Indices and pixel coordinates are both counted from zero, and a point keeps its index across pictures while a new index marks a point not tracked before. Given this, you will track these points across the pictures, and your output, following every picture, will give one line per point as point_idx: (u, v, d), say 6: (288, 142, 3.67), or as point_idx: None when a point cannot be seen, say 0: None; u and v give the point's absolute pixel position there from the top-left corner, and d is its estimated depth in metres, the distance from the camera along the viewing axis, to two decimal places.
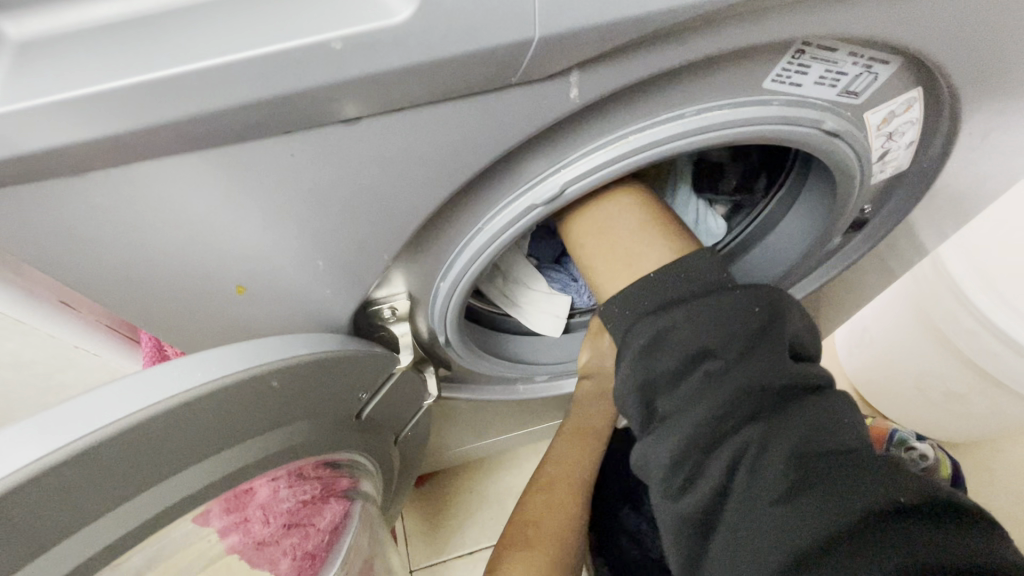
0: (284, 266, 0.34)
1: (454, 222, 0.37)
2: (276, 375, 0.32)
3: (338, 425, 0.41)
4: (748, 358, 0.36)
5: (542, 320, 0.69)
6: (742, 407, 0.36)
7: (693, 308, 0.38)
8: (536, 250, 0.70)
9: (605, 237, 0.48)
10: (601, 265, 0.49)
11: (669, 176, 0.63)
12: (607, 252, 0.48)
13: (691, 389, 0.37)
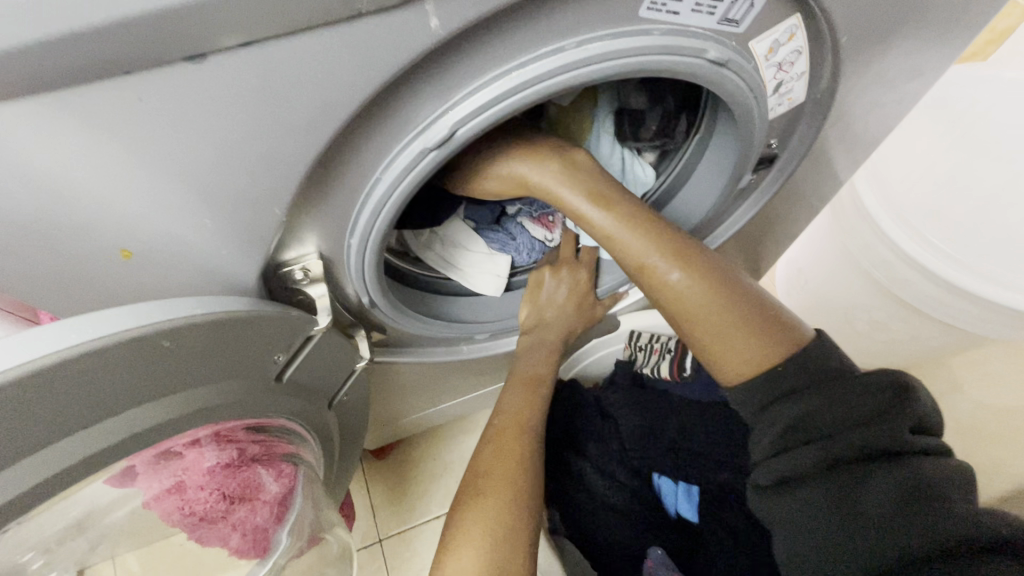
0: (166, 226, 0.33)
1: (348, 172, 0.36)
2: (170, 336, 0.31)
3: (254, 389, 0.40)
4: (867, 427, 0.41)
5: (482, 280, 0.69)
6: (850, 457, 0.41)
7: (824, 389, 0.43)
8: (471, 211, 0.70)
9: (705, 322, 0.49)
10: (712, 349, 0.49)
11: (591, 125, 0.63)
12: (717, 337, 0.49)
13: (811, 451, 0.42)
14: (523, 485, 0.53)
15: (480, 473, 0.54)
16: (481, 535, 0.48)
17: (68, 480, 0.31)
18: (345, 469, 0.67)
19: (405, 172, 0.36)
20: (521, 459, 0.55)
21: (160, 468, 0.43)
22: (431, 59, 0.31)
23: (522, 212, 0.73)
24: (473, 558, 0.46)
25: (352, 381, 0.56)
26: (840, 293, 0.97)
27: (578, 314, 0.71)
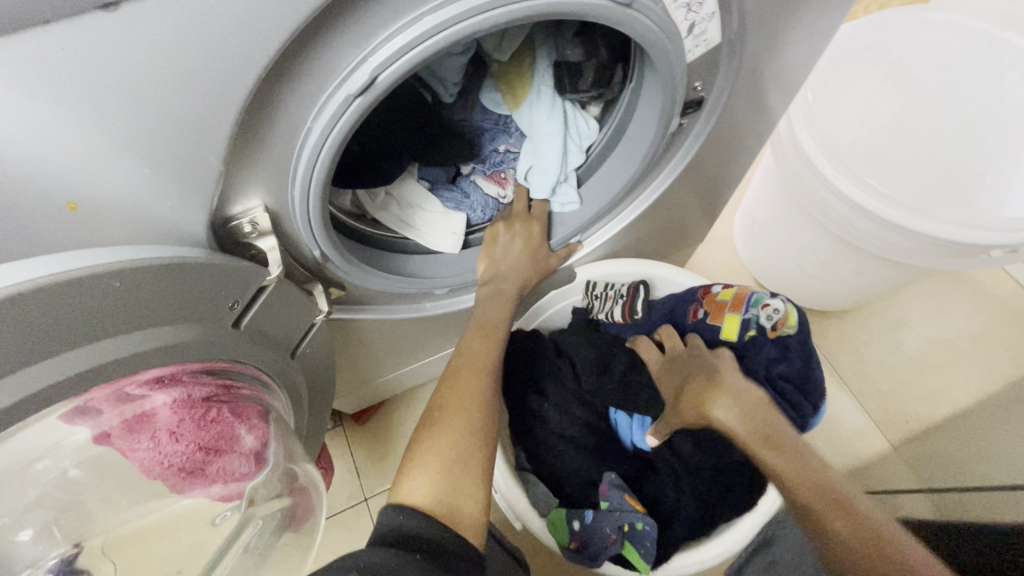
0: (109, 175, 0.36)
1: (281, 121, 0.39)
2: (121, 276, 0.34)
3: (212, 335, 0.43)
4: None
5: (438, 238, 0.72)
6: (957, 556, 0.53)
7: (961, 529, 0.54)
8: (425, 171, 0.72)
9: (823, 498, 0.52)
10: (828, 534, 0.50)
11: (532, 80, 0.66)
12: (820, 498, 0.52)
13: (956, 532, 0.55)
14: (473, 422, 0.57)
15: (435, 413, 0.58)
16: (431, 466, 0.52)
17: (40, 406, 0.34)
18: (318, 424, 0.71)
19: (335, 119, 0.40)
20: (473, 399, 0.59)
21: (126, 401, 0.44)
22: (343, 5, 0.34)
23: (476, 171, 0.76)
24: (424, 482, 0.50)
25: (315, 334, 0.59)
26: (790, 238, 1.02)
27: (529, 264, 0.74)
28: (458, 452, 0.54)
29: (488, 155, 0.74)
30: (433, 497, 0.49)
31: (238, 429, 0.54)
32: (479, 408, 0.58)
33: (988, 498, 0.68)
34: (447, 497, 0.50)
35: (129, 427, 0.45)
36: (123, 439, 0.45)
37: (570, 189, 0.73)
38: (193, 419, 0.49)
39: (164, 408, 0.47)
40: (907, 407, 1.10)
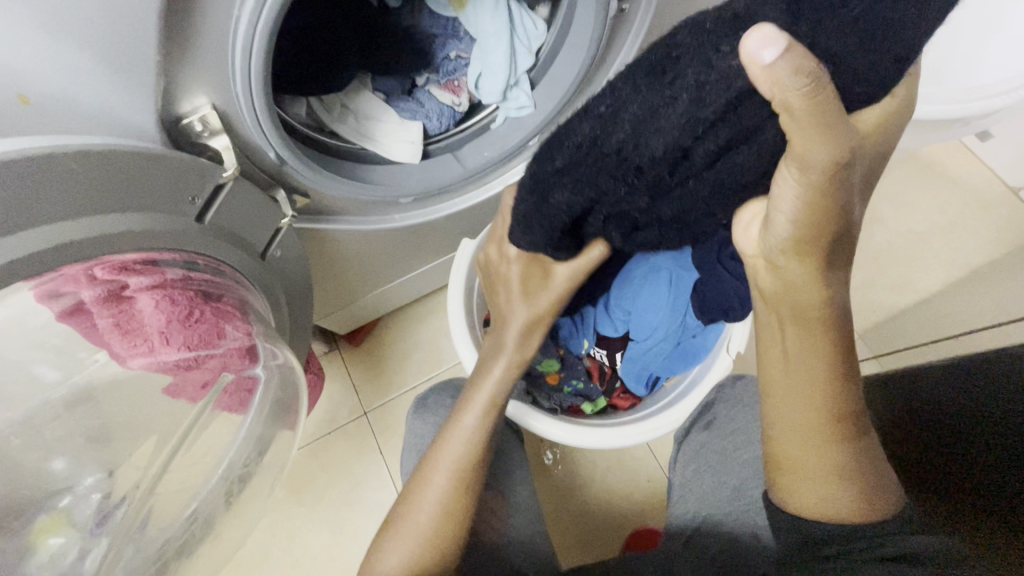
0: (51, 66, 0.38)
1: (210, 9, 0.42)
2: (77, 159, 0.38)
3: (175, 225, 0.48)
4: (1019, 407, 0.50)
5: (397, 148, 0.74)
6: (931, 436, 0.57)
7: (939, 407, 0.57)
8: (384, 82, 0.74)
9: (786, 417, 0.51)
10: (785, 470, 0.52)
11: None
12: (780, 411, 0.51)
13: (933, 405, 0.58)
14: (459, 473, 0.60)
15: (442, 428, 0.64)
16: (422, 532, 0.58)
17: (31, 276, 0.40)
18: (301, 332, 0.76)
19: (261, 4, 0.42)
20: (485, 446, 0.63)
21: (105, 282, 0.47)
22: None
23: (430, 81, 0.76)
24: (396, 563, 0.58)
25: (284, 239, 0.62)
26: None
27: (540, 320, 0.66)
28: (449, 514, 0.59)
29: (441, 63, 0.74)
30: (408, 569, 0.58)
31: (220, 328, 0.59)
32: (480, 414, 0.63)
33: (926, 357, 0.73)
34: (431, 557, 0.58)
35: (109, 311, 0.49)
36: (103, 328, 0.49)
37: (524, 91, 0.74)
38: (171, 312, 0.53)
39: (139, 297, 0.50)
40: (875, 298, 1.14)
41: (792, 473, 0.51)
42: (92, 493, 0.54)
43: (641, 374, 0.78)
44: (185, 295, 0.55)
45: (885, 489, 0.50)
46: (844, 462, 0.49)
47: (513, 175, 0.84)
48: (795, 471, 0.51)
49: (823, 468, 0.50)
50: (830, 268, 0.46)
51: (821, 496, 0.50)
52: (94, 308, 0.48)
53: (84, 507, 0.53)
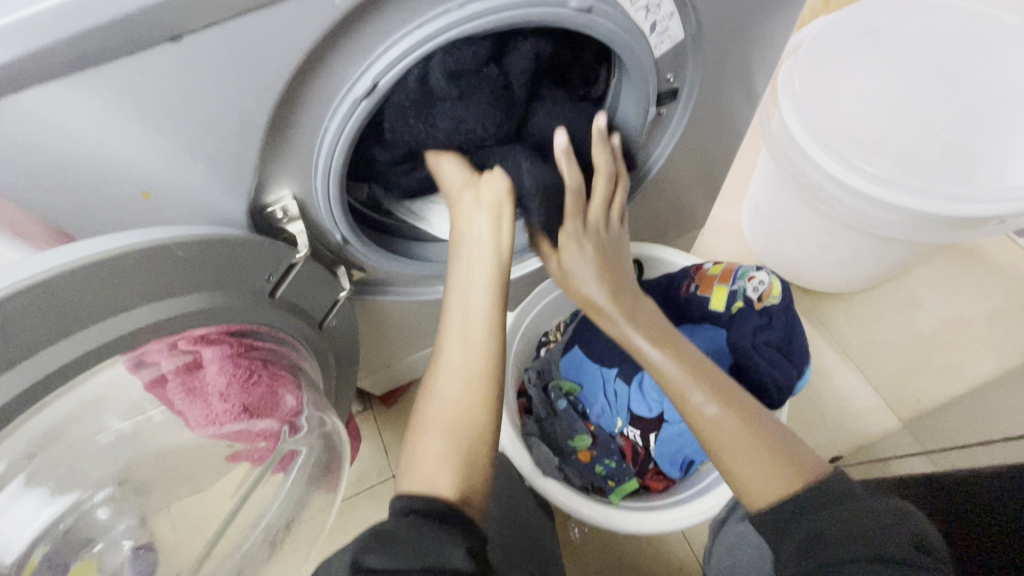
0: (170, 168, 0.45)
1: (302, 120, 0.48)
2: (180, 247, 0.44)
3: (250, 301, 0.53)
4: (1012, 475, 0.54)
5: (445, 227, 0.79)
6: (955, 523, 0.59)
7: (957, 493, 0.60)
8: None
9: (727, 440, 0.56)
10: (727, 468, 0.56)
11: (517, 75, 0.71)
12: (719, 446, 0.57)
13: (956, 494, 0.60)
14: (453, 431, 0.55)
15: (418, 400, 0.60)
16: (431, 459, 0.53)
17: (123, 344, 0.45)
18: (343, 396, 0.80)
19: (347, 119, 0.48)
20: (466, 411, 0.57)
21: (181, 353, 0.52)
22: (351, 18, 0.41)
23: None
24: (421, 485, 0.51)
25: (339, 310, 0.67)
26: (791, 221, 1.05)
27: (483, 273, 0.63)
28: (451, 462, 0.53)
29: None
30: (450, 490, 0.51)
31: (277, 394, 0.63)
32: (475, 357, 0.60)
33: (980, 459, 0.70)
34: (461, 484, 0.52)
35: (182, 378, 0.53)
36: (176, 393, 0.54)
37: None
38: (233, 375, 0.56)
39: (208, 365, 0.55)
40: (917, 385, 1.10)
41: (736, 474, 0.55)
42: (124, 541, 0.57)
43: (675, 457, 0.77)
44: (248, 360, 0.58)
45: (811, 466, 0.53)
46: (764, 445, 0.55)
47: None
48: (743, 487, 0.54)
49: (763, 479, 0.53)
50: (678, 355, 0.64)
51: (775, 493, 0.51)
52: (171, 378, 0.53)
53: (117, 553, 0.56)
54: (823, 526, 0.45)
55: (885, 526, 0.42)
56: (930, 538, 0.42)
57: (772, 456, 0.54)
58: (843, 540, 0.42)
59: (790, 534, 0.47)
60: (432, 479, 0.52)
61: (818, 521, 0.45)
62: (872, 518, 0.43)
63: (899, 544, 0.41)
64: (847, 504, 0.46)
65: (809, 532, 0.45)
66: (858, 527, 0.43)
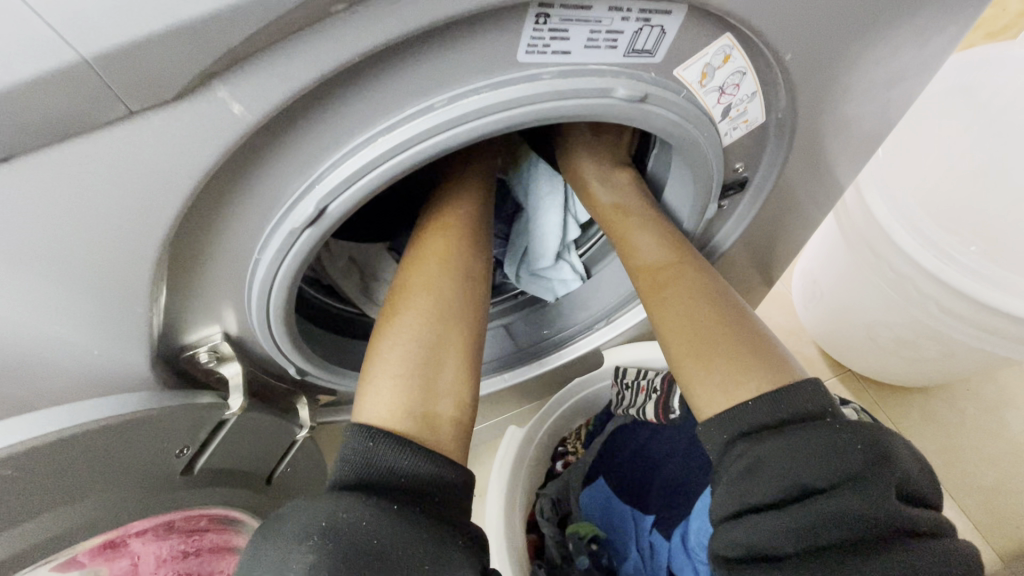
0: (9, 334, 0.30)
1: (222, 252, 0.33)
2: (13, 463, 0.29)
3: (156, 485, 0.38)
4: None
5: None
6: None
7: None
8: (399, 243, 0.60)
9: (699, 338, 0.46)
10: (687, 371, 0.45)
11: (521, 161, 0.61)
12: (692, 351, 0.45)
13: None
14: (416, 352, 0.44)
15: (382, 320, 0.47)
16: (380, 414, 0.41)
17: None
18: None
19: (284, 251, 0.33)
20: (436, 302, 0.46)
21: (112, 554, 0.42)
22: (274, 124, 0.26)
23: None
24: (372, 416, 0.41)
25: (296, 455, 0.52)
26: (864, 309, 0.87)
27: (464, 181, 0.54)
28: (411, 386, 0.42)
29: None
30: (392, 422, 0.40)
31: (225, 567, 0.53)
32: (449, 285, 0.47)
33: None
34: (406, 417, 0.41)
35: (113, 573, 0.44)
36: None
37: (571, 264, 0.64)
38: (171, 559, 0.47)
39: (144, 556, 0.45)
40: (1012, 508, 0.90)
41: (687, 376, 0.45)
42: None
43: None
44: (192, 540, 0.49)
45: (775, 378, 0.42)
46: (726, 352, 0.44)
47: (572, 352, 0.71)
48: (693, 381, 0.45)
49: (715, 378, 0.43)
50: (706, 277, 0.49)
51: (734, 402, 0.42)
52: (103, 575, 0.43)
53: None
54: (773, 486, 0.36)
55: (847, 474, 0.35)
56: (889, 471, 0.36)
57: (746, 357, 0.44)
58: (807, 510, 0.34)
59: (724, 458, 0.39)
60: (388, 411, 0.41)
61: (762, 458, 0.37)
62: (831, 458, 0.35)
63: (867, 509, 0.34)
64: (825, 427, 0.37)
65: (755, 482, 0.36)
66: (818, 485, 0.35)
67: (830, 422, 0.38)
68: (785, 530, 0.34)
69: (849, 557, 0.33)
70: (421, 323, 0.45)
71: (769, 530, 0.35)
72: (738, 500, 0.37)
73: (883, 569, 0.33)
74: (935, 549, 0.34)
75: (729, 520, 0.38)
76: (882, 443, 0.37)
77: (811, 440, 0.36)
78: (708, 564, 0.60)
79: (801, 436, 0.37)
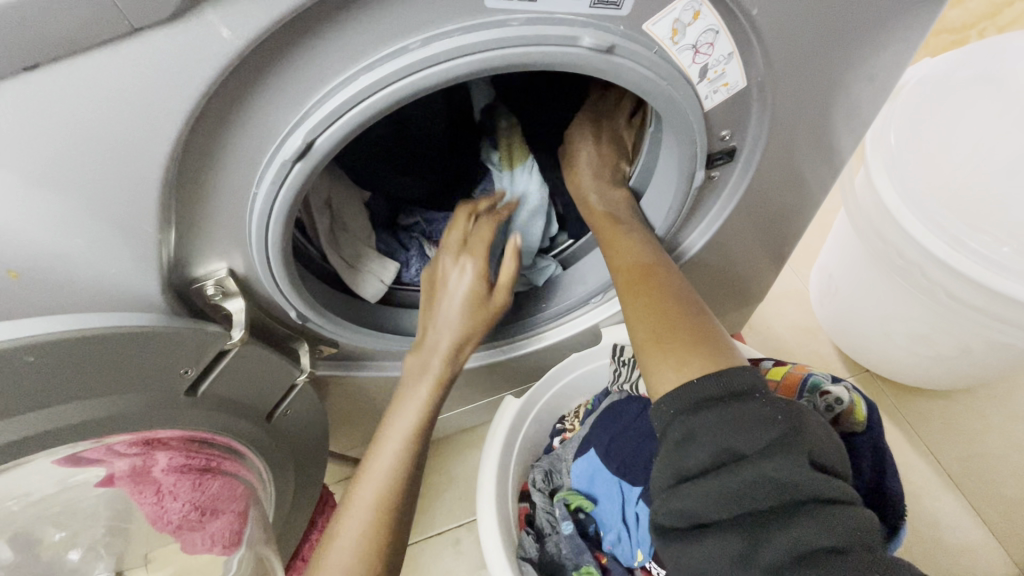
0: (40, 243, 0.35)
1: (225, 184, 0.37)
2: (33, 351, 0.34)
3: (163, 399, 0.43)
4: None
5: (365, 277, 0.59)
6: None
7: None
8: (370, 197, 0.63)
9: (662, 326, 0.47)
10: (649, 357, 0.46)
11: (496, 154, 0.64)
12: (655, 338, 0.46)
13: None
14: (372, 517, 0.49)
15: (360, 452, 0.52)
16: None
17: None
18: (311, 487, 0.68)
19: (278, 185, 0.37)
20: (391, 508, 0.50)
21: (132, 454, 0.49)
22: (265, 54, 0.30)
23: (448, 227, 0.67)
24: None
25: (296, 398, 0.55)
26: (877, 303, 0.85)
27: (457, 313, 0.54)
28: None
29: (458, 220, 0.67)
30: None
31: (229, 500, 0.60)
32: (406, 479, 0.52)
33: None
34: None
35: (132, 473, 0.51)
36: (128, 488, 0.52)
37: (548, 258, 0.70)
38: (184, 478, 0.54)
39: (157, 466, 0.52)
40: None
41: (645, 355, 0.46)
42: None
43: None
44: (201, 461, 0.54)
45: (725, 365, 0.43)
46: (682, 341, 0.45)
47: (569, 327, 0.72)
48: (651, 364, 0.45)
49: (669, 359, 0.44)
50: (662, 285, 0.50)
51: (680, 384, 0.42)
52: (121, 474, 0.51)
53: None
54: (700, 456, 0.37)
55: (765, 443, 0.36)
56: (803, 436, 0.37)
57: (704, 346, 0.44)
58: (729, 476, 0.36)
59: (666, 431, 0.40)
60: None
61: (694, 431, 0.38)
62: (753, 430, 0.36)
63: (790, 476, 0.35)
64: (755, 412, 0.37)
65: (684, 454, 0.38)
66: (741, 452, 0.36)
67: (756, 398, 0.39)
68: (710, 496, 0.36)
69: (765, 519, 0.35)
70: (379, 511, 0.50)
71: (696, 497, 0.36)
72: (675, 470, 0.38)
73: (795, 533, 0.34)
74: (853, 514, 0.35)
75: (665, 491, 0.38)
76: (795, 414, 0.38)
77: (739, 414, 0.37)
78: None
79: (731, 410, 0.38)
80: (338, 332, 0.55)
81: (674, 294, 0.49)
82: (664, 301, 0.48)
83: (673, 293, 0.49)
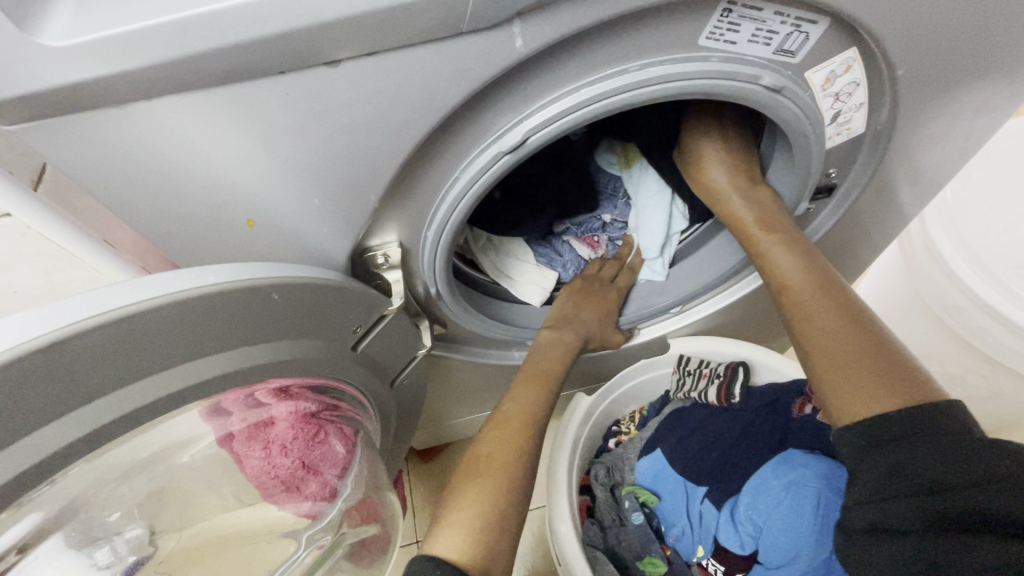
0: (280, 199, 0.39)
1: (433, 168, 0.42)
2: (277, 290, 0.38)
3: (335, 353, 0.47)
4: None
5: (528, 290, 0.70)
6: None
7: None
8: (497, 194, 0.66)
9: (840, 351, 0.50)
10: (834, 387, 0.49)
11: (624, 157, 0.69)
12: (833, 366, 0.50)
13: None
14: (496, 482, 0.55)
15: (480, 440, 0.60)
16: (457, 535, 0.51)
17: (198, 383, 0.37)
18: (392, 459, 0.72)
19: (480, 172, 0.42)
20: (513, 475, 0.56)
21: (256, 405, 0.48)
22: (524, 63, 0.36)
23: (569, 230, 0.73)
24: (452, 537, 0.51)
25: (413, 368, 0.60)
26: (914, 342, 0.91)
27: (575, 330, 0.69)
28: (483, 537, 0.51)
29: (588, 220, 0.72)
30: (464, 556, 0.50)
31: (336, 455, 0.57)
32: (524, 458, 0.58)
33: None
34: (475, 546, 0.50)
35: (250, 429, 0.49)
36: (243, 448, 0.50)
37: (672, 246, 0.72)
38: (298, 433, 0.53)
39: (279, 419, 0.51)
40: None
41: (826, 385, 0.50)
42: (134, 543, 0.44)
43: None
44: (315, 416, 0.54)
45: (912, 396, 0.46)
46: (865, 369, 0.48)
47: (647, 332, 0.77)
48: (834, 396, 0.49)
49: (852, 387, 0.48)
50: (830, 309, 0.53)
51: (875, 408, 0.46)
52: (239, 433, 0.49)
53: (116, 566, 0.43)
54: (907, 484, 0.40)
55: (983, 482, 0.38)
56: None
57: (886, 364, 0.48)
58: (935, 500, 0.39)
59: (863, 458, 0.44)
60: (461, 539, 0.51)
61: (901, 463, 0.41)
62: (966, 465, 0.39)
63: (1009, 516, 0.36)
64: (973, 452, 0.39)
65: (892, 481, 0.41)
66: (944, 480, 0.39)
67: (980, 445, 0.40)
68: (913, 515, 0.39)
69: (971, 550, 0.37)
70: (501, 478, 0.56)
71: (894, 509, 0.40)
72: (876, 493, 0.42)
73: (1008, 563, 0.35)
74: None
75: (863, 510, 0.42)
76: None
77: (952, 453, 0.40)
78: (753, 536, 0.67)
79: (940, 449, 0.41)
80: (461, 311, 0.60)
81: (847, 317, 0.52)
82: (836, 323, 0.52)
83: (843, 315, 0.52)
